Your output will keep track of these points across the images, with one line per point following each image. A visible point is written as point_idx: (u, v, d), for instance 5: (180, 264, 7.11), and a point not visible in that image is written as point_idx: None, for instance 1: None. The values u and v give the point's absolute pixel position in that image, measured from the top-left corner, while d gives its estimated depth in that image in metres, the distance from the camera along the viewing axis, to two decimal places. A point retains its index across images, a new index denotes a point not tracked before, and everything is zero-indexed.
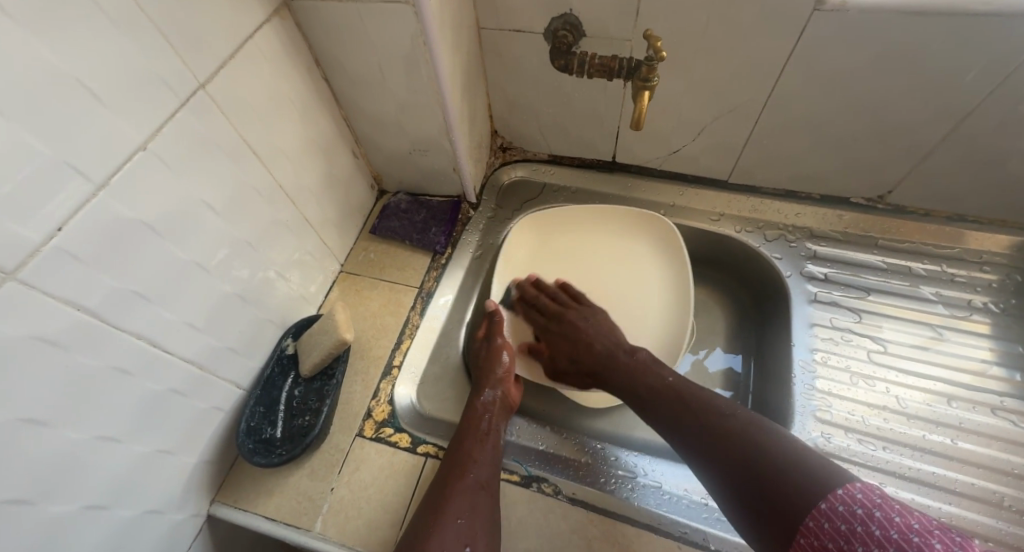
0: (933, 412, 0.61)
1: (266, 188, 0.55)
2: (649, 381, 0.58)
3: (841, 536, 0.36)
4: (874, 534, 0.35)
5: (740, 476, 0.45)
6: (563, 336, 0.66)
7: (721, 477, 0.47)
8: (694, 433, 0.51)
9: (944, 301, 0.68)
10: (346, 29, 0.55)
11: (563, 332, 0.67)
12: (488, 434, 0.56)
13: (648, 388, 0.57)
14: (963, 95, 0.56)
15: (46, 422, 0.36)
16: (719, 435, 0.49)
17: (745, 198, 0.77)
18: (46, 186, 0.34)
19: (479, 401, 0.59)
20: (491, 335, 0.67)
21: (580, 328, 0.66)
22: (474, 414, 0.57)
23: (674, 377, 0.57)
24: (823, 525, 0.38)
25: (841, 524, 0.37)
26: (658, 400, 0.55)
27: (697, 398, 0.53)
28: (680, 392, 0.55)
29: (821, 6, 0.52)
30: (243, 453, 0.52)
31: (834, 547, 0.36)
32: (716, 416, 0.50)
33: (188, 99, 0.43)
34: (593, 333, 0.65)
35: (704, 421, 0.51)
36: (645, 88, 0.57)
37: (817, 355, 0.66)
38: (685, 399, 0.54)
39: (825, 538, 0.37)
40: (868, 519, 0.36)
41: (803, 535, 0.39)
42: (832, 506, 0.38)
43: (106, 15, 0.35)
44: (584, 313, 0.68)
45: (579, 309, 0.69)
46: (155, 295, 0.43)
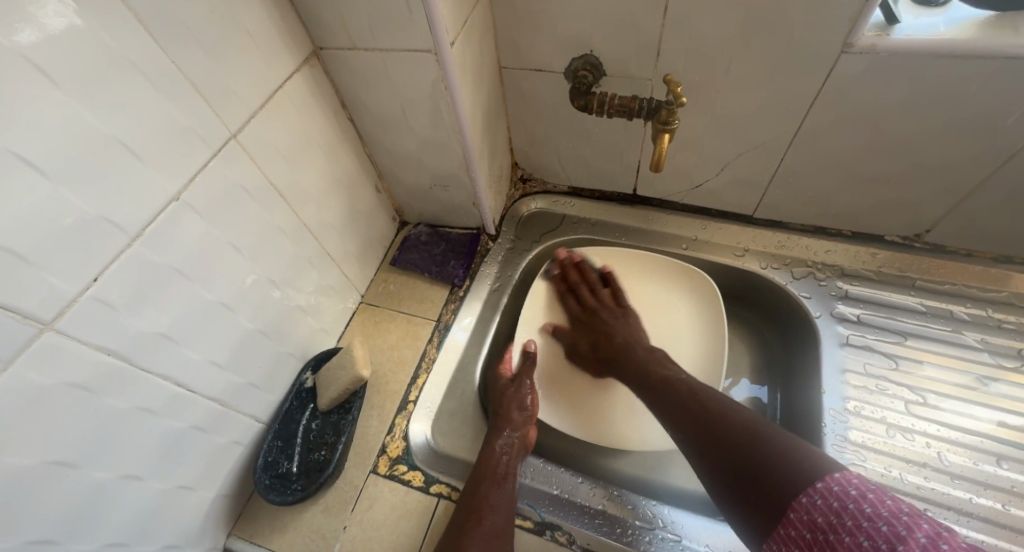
0: (980, 472, 0.57)
1: (291, 226, 0.57)
2: (662, 375, 0.58)
3: (832, 511, 0.36)
4: (864, 511, 0.35)
5: (732, 462, 0.45)
6: (590, 326, 0.69)
7: (716, 467, 0.47)
8: (695, 421, 0.51)
9: (989, 349, 0.64)
10: (371, 74, 0.57)
11: (591, 325, 0.69)
12: (506, 477, 0.55)
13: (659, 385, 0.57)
14: (1005, 138, 0.53)
15: (74, 462, 0.37)
16: (720, 425, 0.49)
17: (771, 233, 0.75)
18: (84, 240, 0.36)
19: (497, 440, 0.58)
20: (519, 376, 0.65)
21: (611, 323, 0.68)
22: (490, 456, 0.56)
23: (684, 375, 0.57)
24: (815, 501, 0.38)
25: (834, 501, 0.37)
26: (663, 392, 0.56)
27: (704, 393, 0.53)
28: (689, 386, 0.55)
29: (848, 49, 0.51)
30: (259, 490, 0.53)
31: (824, 522, 0.36)
32: (721, 408, 0.51)
33: (220, 149, 0.45)
34: (623, 330, 0.67)
35: (703, 410, 0.51)
36: (665, 130, 0.56)
37: (850, 404, 0.63)
38: (689, 391, 0.54)
39: (816, 512, 0.37)
40: (860, 499, 0.36)
41: (794, 510, 0.39)
42: (828, 485, 0.38)
43: (145, 78, 0.38)
44: (616, 314, 0.69)
45: (612, 310, 0.70)
46: (180, 337, 0.45)
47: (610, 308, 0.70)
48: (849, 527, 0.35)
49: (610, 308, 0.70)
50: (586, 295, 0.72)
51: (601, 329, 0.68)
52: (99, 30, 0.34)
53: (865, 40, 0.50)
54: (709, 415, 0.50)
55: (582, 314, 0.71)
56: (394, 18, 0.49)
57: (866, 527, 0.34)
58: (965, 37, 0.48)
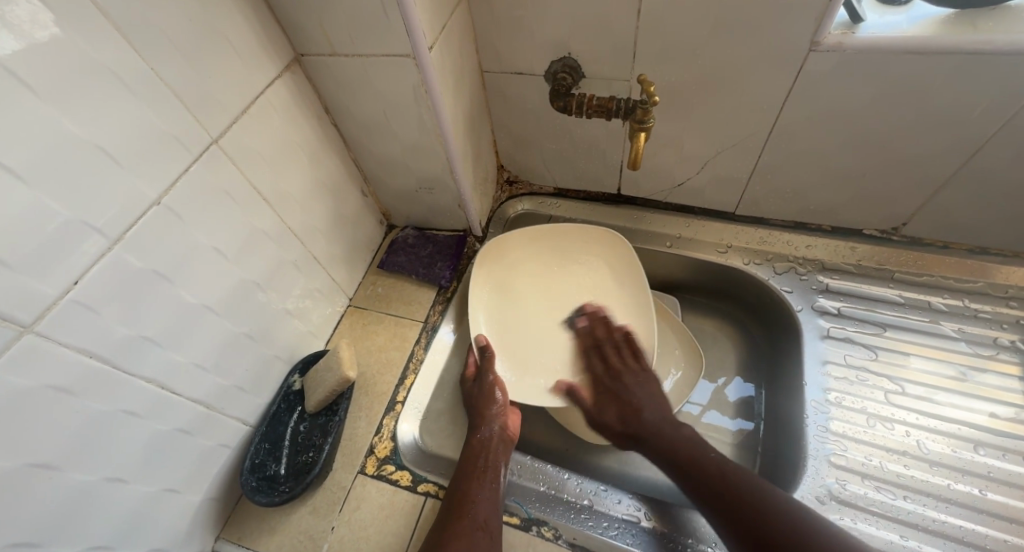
0: (958, 458, 0.58)
1: (276, 231, 0.58)
2: (693, 455, 0.55)
3: None
4: None
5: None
6: (612, 396, 0.63)
7: (731, 538, 0.49)
8: (704, 486, 0.53)
9: (967, 338, 0.65)
10: (351, 79, 0.58)
11: (614, 391, 0.63)
12: (486, 471, 0.55)
13: (691, 463, 0.55)
14: (972, 131, 0.55)
15: (56, 464, 0.38)
16: (731, 485, 0.51)
17: (753, 230, 0.76)
18: (65, 245, 0.36)
19: (476, 436, 0.59)
20: (482, 373, 0.66)
21: (634, 391, 0.63)
22: (473, 451, 0.57)
23: (716, 455, 0.55)
24: None
25: None
26: (692, 469, 0.54)
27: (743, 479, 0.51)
28: (719, 466, 0.53)
29: (816, 47, 0.52)
30: (246, 491, 0.54)
31: None
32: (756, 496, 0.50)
33: (202, 154, 0.46)
34: (642, 398, 0.62)
35: (742, 497, 0.50)
36: (641, 129, 0.58)
37: (831, 395, 0.64)
38: (722, 475, 0.52)
39: None
40: None
41: None
42: None
43: (125, 86, 0.38)
44: (639, 376, 0.64)
45: (633, 370, 0.64)
46: (165, 341, 0.45)
47: (631, 367, 0.64)
48: None
49: (634, 371, 0.64)
50: (614, 356, 0.66)
51: (626, 404, 0.62)
52: (77, 38, 0.35)
53: (831, 39, 0.51)
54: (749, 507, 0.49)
55: (604, 377, 0.65)
56: (373, 24, 0.50)
57: None
58: (927, 33, 0.49)
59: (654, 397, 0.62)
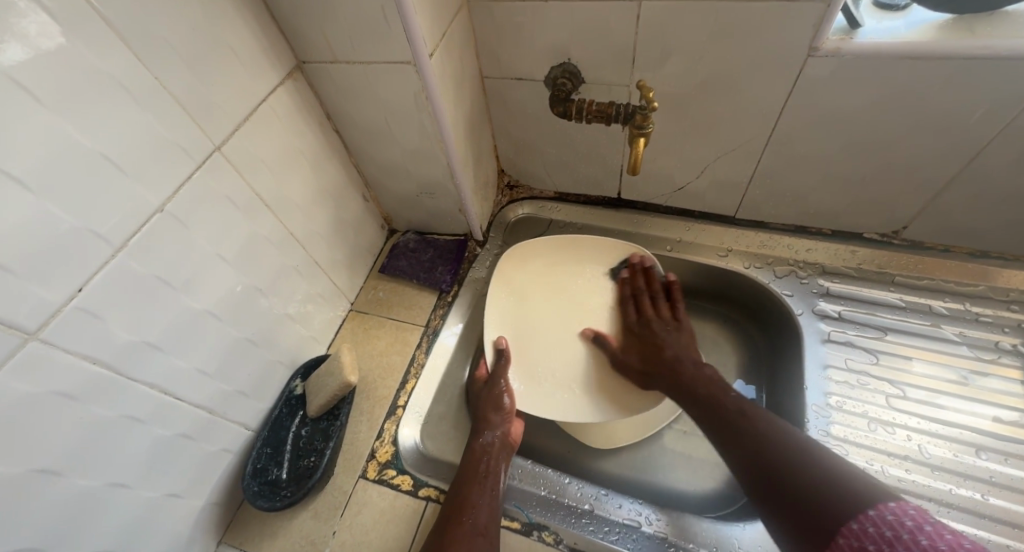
0: (960, 463, 0.58)
1: (278, 236, 0.58)
2: (710, 391, 0.57)
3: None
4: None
5: (767, 476, 0.46)
6: (639, 340, 0.68)
7: (761, 489, 0.46)
8: (734, 436, 0.51)
9: (968, 342, 0.65)
10: (352, 86, 0.58)
11: (643, 336, 0.68)
12: (487, 476, 0.55)
13: (710, 399, 0.56)
14: (971, 136, 0.55)
15: (59, 470, 0.38)
16: (758, 438, 0.49)
17: (753, 233, 0.76)
18: (70, 253, 0.36)
19: (479, 441, 0.59)
20: (494, 376, 0.66)
21: (663, 336, 0.66)
22: (474, 457, 0.57)
23: (735, 395, 0.55)
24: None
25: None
26: (709, 405, 0.55)
27: (754, 414, 0.52)
28: (745, 412, 0.52)
29: (814, 52, 0.52)
30: (247, 496, 0.54)
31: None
32: (767, 428, 0.50)
33: (204, 161, 0.46)
34: (671, 341, 0.66)
35: (751, 427, 0.50)
36: (640, 134, 0.58)
37: (832, 399, 0.64)
38: (737, 409, 0.53)
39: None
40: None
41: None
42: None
43: (129, 95, 0.39)
44: (670, 327, 0.68)
45: (664, 320, 0.68)
46: (167, 346, 0.45)
47: (670, 320, 0.68)
48: None
49: (664, 321, 0.68)
50: (647, 305, 0.70)
51: (652, 343, 0.66)
52: (81, 49, 0.35)
53: (829, 44, 0.52)
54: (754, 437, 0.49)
55: (634, 325, 0.70)
56: (374, 31, 0.51)
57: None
58: (924, 39, 0.50)
59: (681, 341, 0.66)
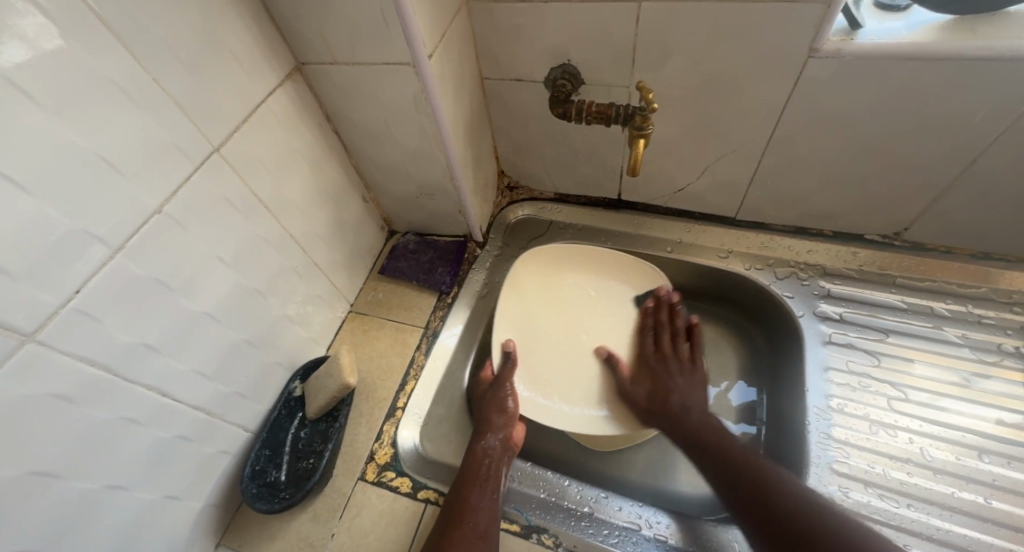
0: (962, 466, 0.58)
1: (277, 238, 0.58)
2: (714, 438, 0.57)
3: None
4: None
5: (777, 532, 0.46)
6: (650, 373, 0.67)
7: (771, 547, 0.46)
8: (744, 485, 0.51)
9: (970, 344, 0.65)
10: (352, 88, 0.58)
11: (654, 373, 0.67)
12: (488, 479, 0.55)
13: (716, 447, 0.56)
14: (972, 137, 0.55)
15: (57, 473, 0.38)
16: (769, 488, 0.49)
17: (754, 235, 0.76)
18: (68, 255, 0.36)
19: (480, 444, 0.58)
20: (499, 381, 0.65)
21: (674, 376, 0.66)
22: (474, 459, 0.57)
23: (735, 442, 0.57)
24: None
25: None
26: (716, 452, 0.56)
27: (763, 465, 0.52)
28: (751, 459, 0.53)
29: (815, 53, 0.52)
30: (246, 498, 0.54)
31: None
32: (776, 479, 0.50)
33: (203, 163, 0.46)
34: (681, 386, 0.65)
35: (759, 479, 0.51)
36: (640, 136, 0.58)
37: (833, 401, 0.64)
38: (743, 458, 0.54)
39: None
40: None
41: None
42: None
43: (128, 97, 0.39)
44: (684, 368, 0.67)
45: (681, 362, 0.67)
46: (166, 348, 0.45)
47: (686, 362, 0.67)
48: None
49: (680, 364, 0.67)
50: (668, 341, 0.69)
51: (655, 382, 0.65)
52: (79, 50, 0.35)
53: (830, 45, 0.51)
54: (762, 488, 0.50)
55: (649, 357, 0.69)
56: (372, 33, 0.51)
57: None
58: (925, 40, 0.49)
59: (691, 384, 0.65)
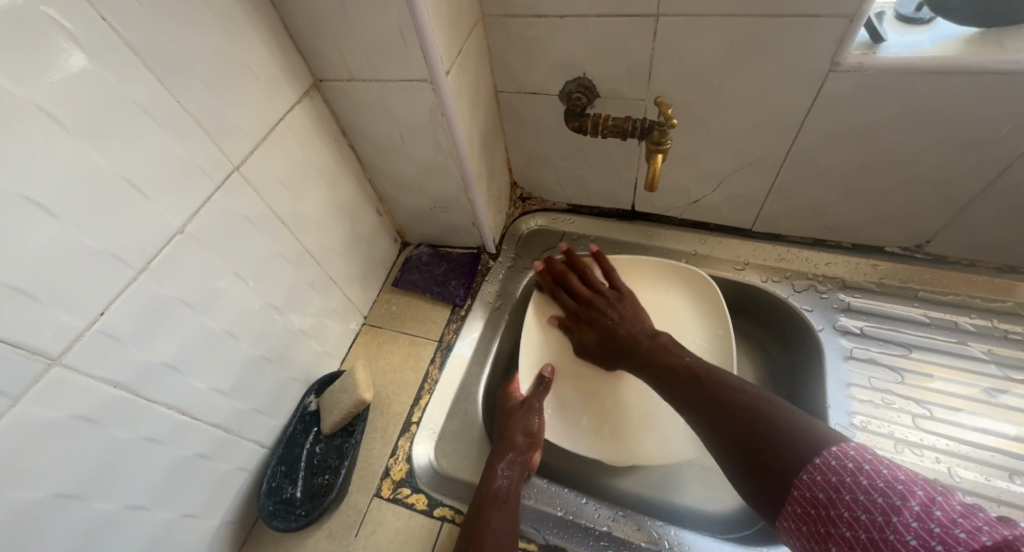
0: (992, 487, 0.56)
1: (293, 253, 0.58)
2: (666, 358, 0.58)
3: (831, 487, 0.36)
4: (860, 484, 0.35)
5: (746, 456, 0.44)
6: (589, 321, 0.68)
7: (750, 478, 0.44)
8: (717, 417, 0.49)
9: (997, 360, 0.63)
10: (369, 103, 0.59)
11: (590, 319, 0.68)
12: (507, 501, 0.54)
13: (673, 374, 0.56)
14: (999, 151, 0.54)
15: (81, 494, 0.38)
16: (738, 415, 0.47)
17: (771, 246, 0.75)
18: (94, 279, 0.37)
19: (497, 467, 0.57)
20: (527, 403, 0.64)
21: (606, 311, 0.66)
22: (490, 481, 0.56)
23: (691, 358, 0.57)
24: (815, 478, 0.38)
25: (819, 492, 0.37)
26: (674, 378, 0.56)
27: (730, 386, 0.50)
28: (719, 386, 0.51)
29: (836, 67, 0.52)
30: (263, 516, 0.53)
31: (825, 497, 0.36)
32: (739, 397, 0.49)
33: (224, 181, 0.47)
34: (616, 317, 0.66)
35: (722, 401, 0.49)
36: (657, 151, 0.57)
37: (856, 419, 0.62)
38: (701, 381, 0.53)
39: (817, 489, 0.37)
40: (840, 484, 0.36)
41: (798, 488, 0.39)
42: (810, 475, 0.38)
43: (152, 120, 0.39)
44: (610, 301, 0.67)
45: (604, 295, 0.68)
46: (186, 366, 0.45)
47: (606, 296, 0.68)
48: (847, 500, 0.35)
49: (605, 297, 0.68)
50: (580, 286, 0.70)
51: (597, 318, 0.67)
52: (105, 75, 0.35)
53: (852, 59, 0.51)
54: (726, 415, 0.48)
55: (576, 307, 0.69)
56: (389, 50, 0.51)
57: (862, 499, 0.34)
58: (950, 53, 0.48)
59: (631, 311, 0.66)
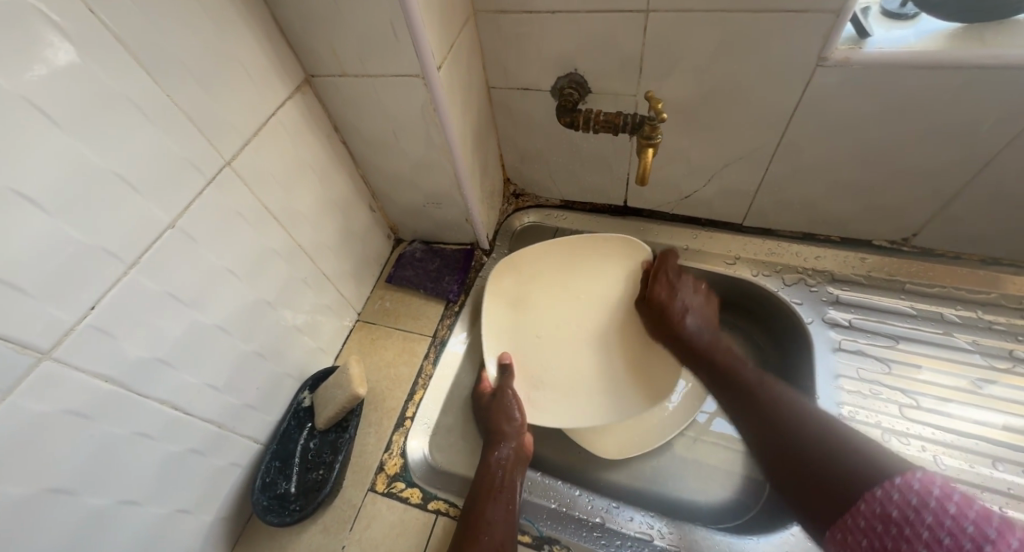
0: (976, 474, 0.57)
1: (286, 249, 0.58)
2: (734, 371, 0.60)
3: (909, 506, 0.34)
4: (947, 510, 0.32)
5: (820, 493, 0.42)
6: (665, 310, 0.68)
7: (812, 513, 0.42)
8: (793, 454, 0.47)
9: (981, 350, 0.64)
10: (361, 98, 0.58)
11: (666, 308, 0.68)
12: (503, 489, 0.55)
13: (733, 384, 0.59)
14: (983, 144, 0.55)
15: (73, 489, 0.38)
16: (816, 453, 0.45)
17: (761, 241, 0.76)
18: (84, 273, 0.37)
19: (494, 456, 0.58)
20: (501, 390, 0.66)
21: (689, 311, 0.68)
22: (487, 471, 0.57)
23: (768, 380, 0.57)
24: (891, 495, 0.35)
25: (892, 510, 0.35)
26: (735, 387, 0.58)
27: (785, 404, 0.53)
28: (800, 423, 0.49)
29: (824, 62, 0.52)
30: (257, 511, 0.54)
31: (899, 515, 0.34)
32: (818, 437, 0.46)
33: (215, 176, 0.46)
34: (695, 320, 0.67)
35: (776, 416, 0.51)
36: (649, 145, 0.58)
37: (844, 409, 0.63)
38: (756, 392, 0.55)
39: (892, 506, 0.35)
40: (921, 506, 0.33)
41: (867, 501, 0.37)
42: (887, 491, 0.36)
43: (142, 113, 0.39)
44: (692, 300, 0.69)
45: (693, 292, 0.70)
46: (178, 361, 0.45)
47: (694, 294, 0.69)
48: (928, 522, 0.32)
49: (691, 297, 0.69)
50: (671, 273, 0.70)
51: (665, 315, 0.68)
52: (95, 69, 0.35)
53: (839, 54, 0.51)
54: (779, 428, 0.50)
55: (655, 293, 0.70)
56: (381, 44, 0.51)
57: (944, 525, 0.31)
58: (934, 48, 0.49)
59: (697, 313, 0.68)
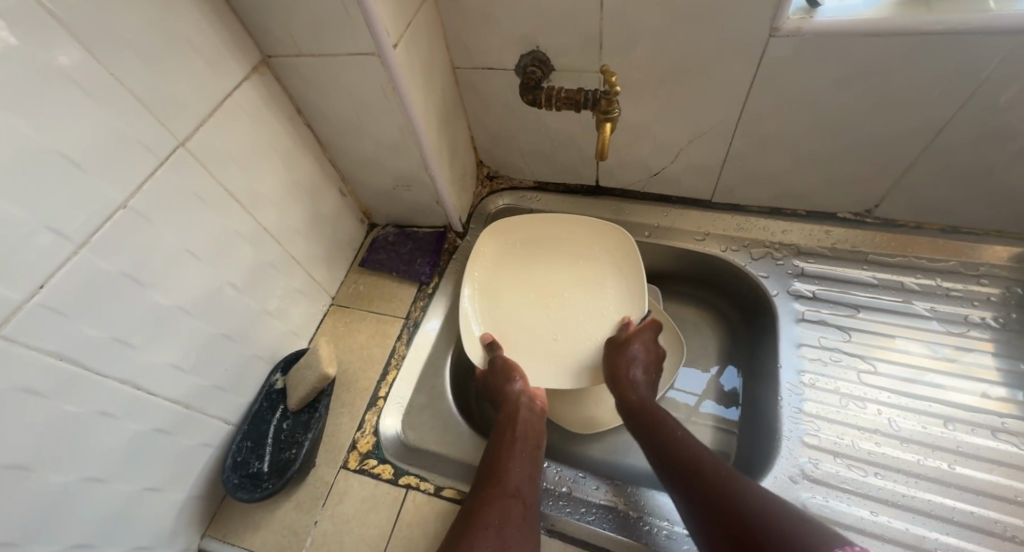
0: (929, 435, 0.59)
1: (251, 232, 0.58)
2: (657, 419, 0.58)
3: None
4: None
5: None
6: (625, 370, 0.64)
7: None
8: (727, 519, 0.44)
9: (939, 317, 0.66)
10: (320, 80, 0.59)
11: (621, 372, 0.64)
12: (517, 442, 0.57)
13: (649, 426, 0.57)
14: (934, 112, 0.56)
15: (32, 465, 0.39)
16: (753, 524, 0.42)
17: (730, 217, 0.77)
18: (35, 252, 0.37)
19: (509, 410, 0.61)
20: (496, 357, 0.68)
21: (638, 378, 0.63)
22: (504, 425, 0.59)
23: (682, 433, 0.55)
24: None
25: None
26: (666, 444, 0.55)
27: (717, 461, 0.51)
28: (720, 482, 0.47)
29: (776, 32, 0.53)
30: (227, 488, 0.55)
31: None
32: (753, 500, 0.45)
33: (168, 157, 0.47)
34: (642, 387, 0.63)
35: (709, 469, 0.49)
36: (607, 120, 0.59)
37: (805, 377, 0.65)
38: (678, 442, 0.54)
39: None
40: None
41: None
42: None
43: (84, 91, 0.39)
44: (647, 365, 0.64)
45: (652, 361, 0.65)
46: (137, 341, 0.46)
47: (652, 367, 0.65)
48: None
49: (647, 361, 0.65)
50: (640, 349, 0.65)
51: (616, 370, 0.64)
52: (34, 47, 0.35)
53: (790, 24, 0.52)
54: (704, 479, 0.48)
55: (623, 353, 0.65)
56: (333, 23, 0.51)
57: None
58: (883, 15, 0.50)
59: (644, 363, 0.64)
